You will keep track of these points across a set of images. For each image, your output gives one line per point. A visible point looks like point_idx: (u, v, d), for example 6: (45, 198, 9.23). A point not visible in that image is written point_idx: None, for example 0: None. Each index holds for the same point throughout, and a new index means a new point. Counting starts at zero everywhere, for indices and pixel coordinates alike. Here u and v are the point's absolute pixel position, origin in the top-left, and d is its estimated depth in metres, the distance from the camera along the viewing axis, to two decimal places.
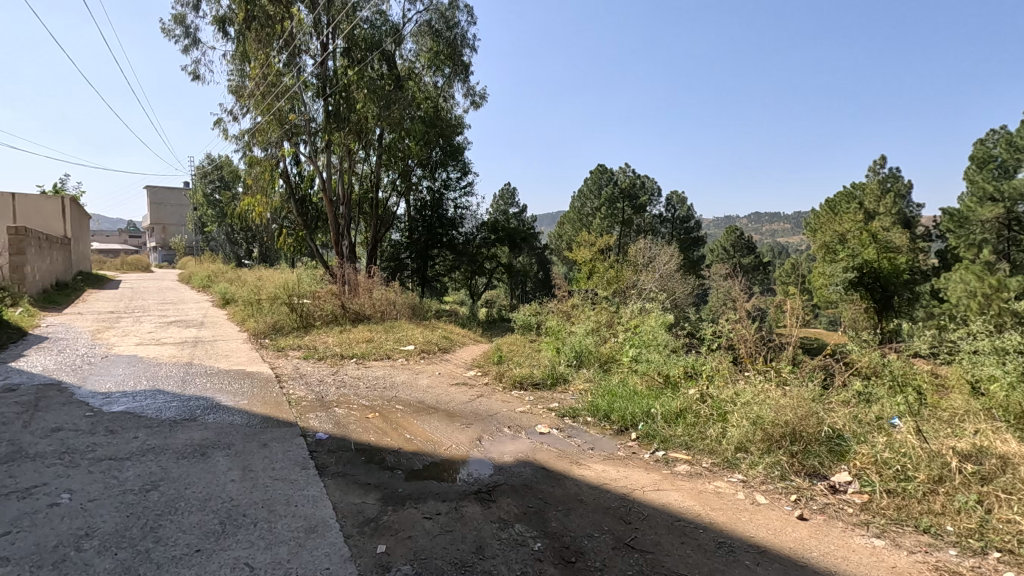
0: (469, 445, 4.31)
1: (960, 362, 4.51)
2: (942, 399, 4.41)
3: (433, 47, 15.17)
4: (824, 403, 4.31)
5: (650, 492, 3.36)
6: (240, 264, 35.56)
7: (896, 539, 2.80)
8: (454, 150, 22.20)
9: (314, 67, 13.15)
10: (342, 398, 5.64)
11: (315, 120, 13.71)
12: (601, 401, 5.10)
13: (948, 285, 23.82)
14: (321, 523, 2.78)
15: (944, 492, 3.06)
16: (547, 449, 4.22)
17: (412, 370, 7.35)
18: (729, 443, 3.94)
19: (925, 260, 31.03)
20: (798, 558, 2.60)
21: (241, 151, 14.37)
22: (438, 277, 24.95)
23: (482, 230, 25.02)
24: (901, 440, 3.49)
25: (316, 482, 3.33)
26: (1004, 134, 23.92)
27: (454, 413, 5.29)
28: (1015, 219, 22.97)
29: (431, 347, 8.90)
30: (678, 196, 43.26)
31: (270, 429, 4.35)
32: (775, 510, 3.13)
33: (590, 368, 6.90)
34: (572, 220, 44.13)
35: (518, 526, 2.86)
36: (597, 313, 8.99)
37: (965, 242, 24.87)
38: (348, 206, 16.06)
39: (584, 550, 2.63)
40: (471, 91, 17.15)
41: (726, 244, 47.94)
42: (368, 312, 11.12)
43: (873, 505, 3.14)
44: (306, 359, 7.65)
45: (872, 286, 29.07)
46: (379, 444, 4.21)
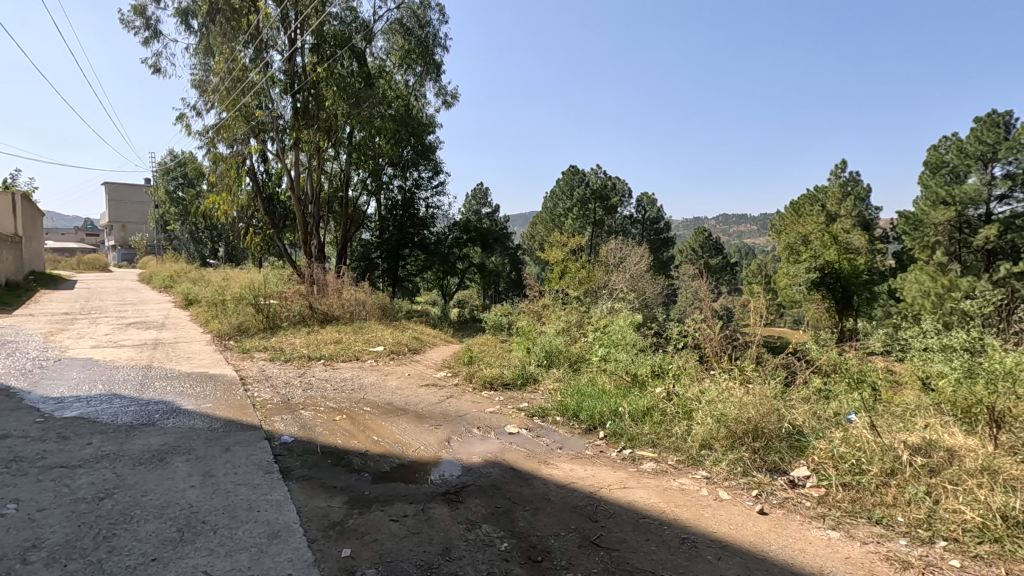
0: (438, 446, 4.29)
1: (912, 359, 4.68)
2: (896, 395, 4.61)
3: (404, 46, 15.13)
4: (785, 399, 4.44)
5: (617, 490, 3.40)
6: (205, 264, 34.64)
7: (850, 530, 2.89)
8: (425, 150, 22.10)
9: (282, 63, 12.89)
10: (309, 400, 5.54)
11: (283, 118, 13.39)
12: (570, 400, 5.14)
13: (904, 285, 24.79)
14: (285, 528, 2.74)
15: (896, 485, 3.19)
16: (515, 449, 4.23)
17: (381, 372, 7.27)
18: (694, 440, 4.02)
19: (882, 261, 32.18)
20: (758, 552, 2.66)
21: (205, 148, 14.00)
22: (410, 277, 24.64)
23: (454, 230, 24.81)
24: (857, 435, 3.63)
25: (280, 486, 3.26)
26: (955, 141, 24.92)
27: (423, 414, 5.25)
28: (965, 223, 24.17)
29: (402, 347, 8.86)
30: (648, 196, 44.28)
31: (234, 432, 4.25)
32: (737, 505, 3.21)
33: (560, 367, 6.95)
34: (544, 220, 44.38)
35: (485, 526, 2.86)
36: (568, 313, 9.04)
37: (920, 243, 25.88)
38: (317, 205, 15.77)
39: (551, 548, 2.64)
40: (443, 90, 17.11)
41: (695, 245, 48.73)
42: (337, 312, 10.98)
43: (829, 498, 3.24)
44: (272, 361, 7.49)
45: (833, 286, 29.62)
46: (346, 447, 4.15)
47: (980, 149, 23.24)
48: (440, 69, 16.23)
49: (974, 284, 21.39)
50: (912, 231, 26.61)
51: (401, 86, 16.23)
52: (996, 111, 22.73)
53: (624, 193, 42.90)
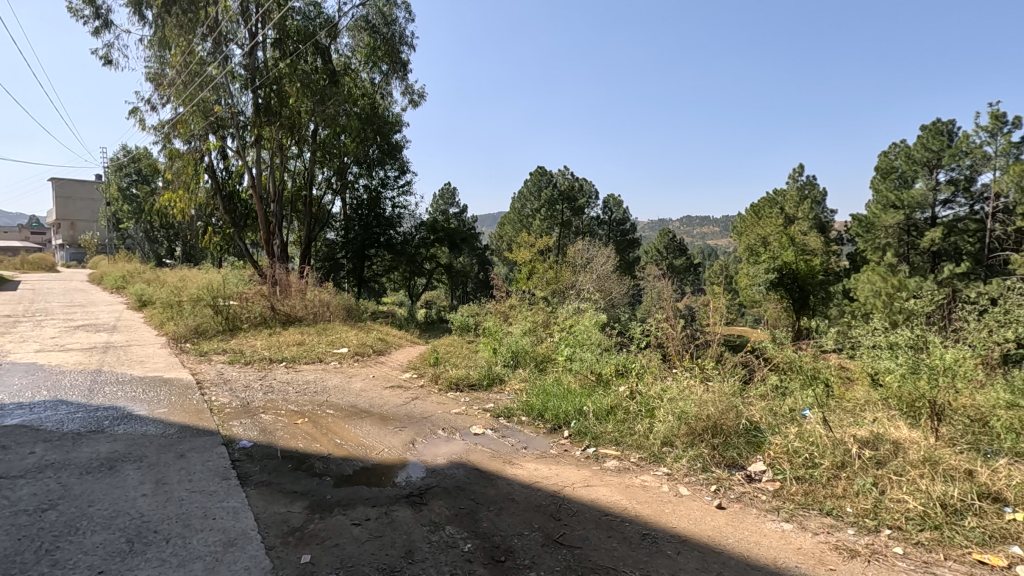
0: (403, 448, 4.25)
1: (863, 356, 4.87)
2: (847, 391, 4.81)
3: (370, 44, 14.90)
4: (743, 397, 4.59)
5: (580, 489, 3.43)
6: (161, 264, 33.42)
7: (802, 522, 3.00)
8: (391, 149, 21.84)
9: (242, 58, 12.53)
10: (269, 404, 5.40)
11: (244, 113, 13.07)
12: (535, 400, 5.17)
13: (857, 285, 25.82)
14: (241, 536, 2.66)
15: (846, 476, 3.32)
16: (480, 450, 4.22)
17: (345, 374, 7.16)
18: (656, 437, 4.10)
19: (837, 262, 33.41)
20: (715, 545, 2.73)
21: (160, 144, 13.51)
22: (376, 277, 24.32)
23: (421, 230, 24.62)
24: (810, 430, 3.75)
25: (237, 493, 3.17)
26: (903, 148, 26.03)
27: (387, 416, 5.19)
28: (914, 225, 25.28)
29: (366, 348, 8.73)
30: (614, 198, 44.97)
31: (189, 438, 4.11)
32: (697, 501, 3.28)
33: (526, 367, 6.98)
34: (511, 221, 44.42)
35: (449, 527, 2.85)
36: (534, 313, 9.08)
37: (872, 245, 27.01)
38: (280, 205, 15.37)
39: (513, 548, 2.65)
40: (409, 89, 16.96)
41: (660, 246, 49.58)
42: (300, 314, 10.75)
43: (783, 492, 3.35)
44: (231, 364, 7.27)
45: (791, 287, 30.95)
46: (307, 451, 4.07)
47: (927, 155, 24.36)
48: (407, 68, 16.06)
49: (921, 284, 22.47)
50: (864, 233, 27.70)
51: (367, 84, 16.02)
52: (940, 119, 23.82)
53: (591, 194, 43.36)
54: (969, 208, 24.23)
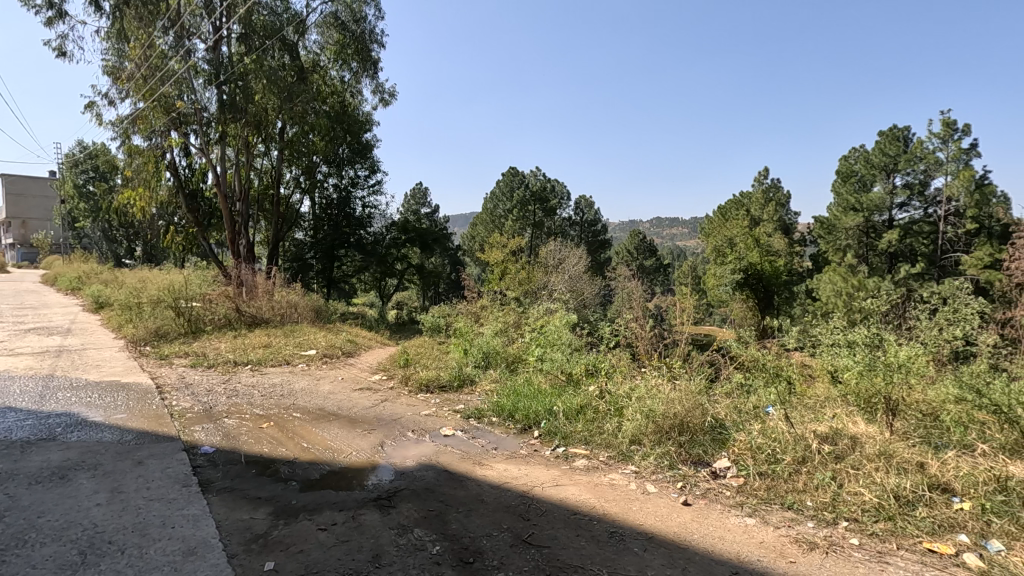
0: (371, 451, 4.20)
1: (823, 354, 5.02)
2: (808, 388, 4.95)
3: (340, 41, 14.66)
4: (709, 395, 4.69)
5: (549, 489, 3.44)
6: (119, 264, 32.25)
7: (764, 516, 3.08)
8: (362, 148, 21.61)
9: (206, 52, 12.21)
10: (233, 408, 5.26)
11: (208, 110, 12.73)
12: (505, 400, 5.18)
13: (820, 285, 26.69)
14: (202, 544, 2.59)
15: (806, 472, 3.42)
16: (450, 452, 4.19)
17: (313, 376, 7.02)
18: (624, 436, 4.15)
19: (800, 263, 34.43)
20: (681, 541, 2.78)
21: (118, 140, 13.04)
22: (346, 278, 23.95)
23: (391, 230, 24.38)
24: (773, 427, 3.86)
25: (198, 500, 3.08)
26: (863, 152, 26.95)
27: (356, 419, 5.11)
28: (872, 228, 26.28)
29: (335, 350, 8.59)
30: (586, 199, 45.33)
31: (148, 444, 3.97)
32: (663, 498, 3.33)
33: (497, 368, 6.99)
34: (484, 221, 44.34)
35: (417, 530, 2.82)
36: (506, 313, 9.09)
37: (833, 246, 27.94)
38: (246, 204, 15.02)
39: (482, 549, 2.64)
40: (380, 88, 16.77)
41: (630, 247, 50.16)
42: (266, 315, 10.50)
43: (747, 487, 3.43)
44: (194, 367, 7.06)
45: (756, 287, 31.78)
46: (272, 455, 3.98)
47: (884, 160, 25.29)
48: (377, 66, 15.86)
49: (879, 284, 23.38)
50: (826, 235, 28.56)
51: (336, 82, 15.70)
52: (897, 126, 24.70)
53: (563, 195, 43.71)
54: (923, 212, 25.22)
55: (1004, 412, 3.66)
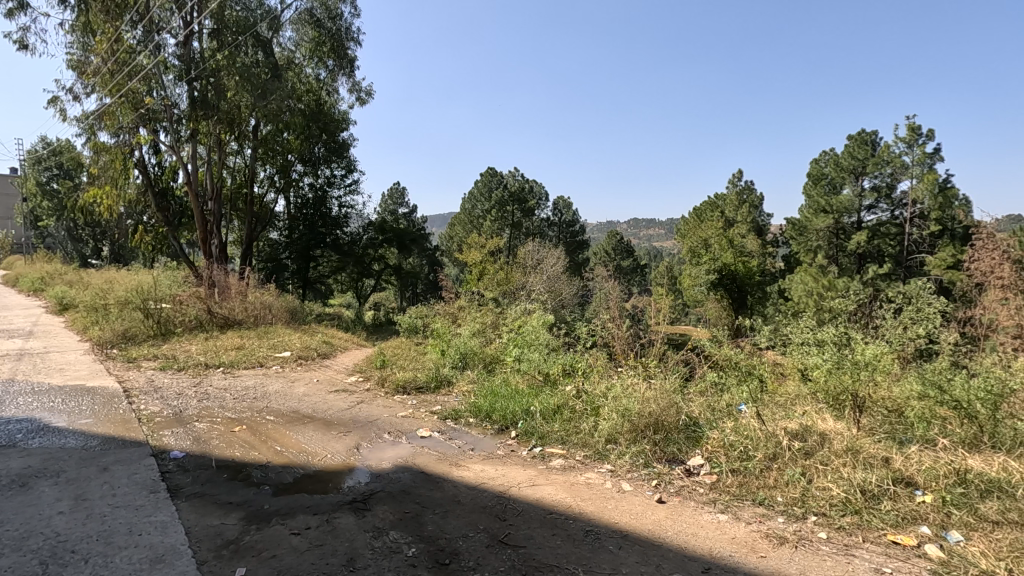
0: (347, 453, 4.15)
1: (794, 352, 5.13)
2: (780, 386, 5.05)
3: (315, 38, 14.44)
4: (684, 393, 4.76)
5: (525, 488, 3.45)
6: (85, 265, 31.22)
7: (736, 512, 3.13)
8: (338, 147, 21.35)
9: (176, 47, 11.93)
10: (204, 411, 5.15)
11: (178, 106, 12.44)
12: (483, 401, 5.17)
13: (792, 285, 27.33)
14: (170, 551, 2.52)
15: (777, 468, 3.50)
16: (427, 453, 4.17)
17: (287, 378, 6.91)
18: (601, 435, 4.17)
19: (773, 263, 35.17)
20: (656, 538, 2.82)
21: (84, 136, 12.65)
22: (322, 279, 23.63)
23: (369, 230, 24.13)
24: (745, 424, 3.93)
25: (166, 506, 3.00)
26: (833, 156, 27.59)
27: (331, 421, 5.05)
28: (842, 230, 26.95)
29: (310, 352, 8.46)
30: (564, 200, 45.57)
31: (115, 450, 3.86)
32: (638, 496, 3.37)
33: (474, 368, 6.98)
34: (462, 221, 44.21)
35: (393, 533, 2.80)
36: (484, 314, 9.08)
37: (804, 247, 28.62)
38: (218, 203, 14.69)
39: (458, 551, 2.63)
40: (357, 86, 16.58)
41: (608, 248, 50.56)
42: (239, 317, 10.28)
43: (720, 484, 3.48)
44: (163, 370, 6.89)
45: (730, 287, 32.14)
46: (244, 459, 3.90)
47: (853, 163, 25.96)
48: (354, 65, 15.66)
49: (848, 284, 24.03)
50: (797, 236, 29.18)
51: (312, 80, 15.39)
52: (865, 130, 25.34)
53: (541, 196, 43.88)
54: (890, 214, 25.91)
55: (964, 407, 3.79)
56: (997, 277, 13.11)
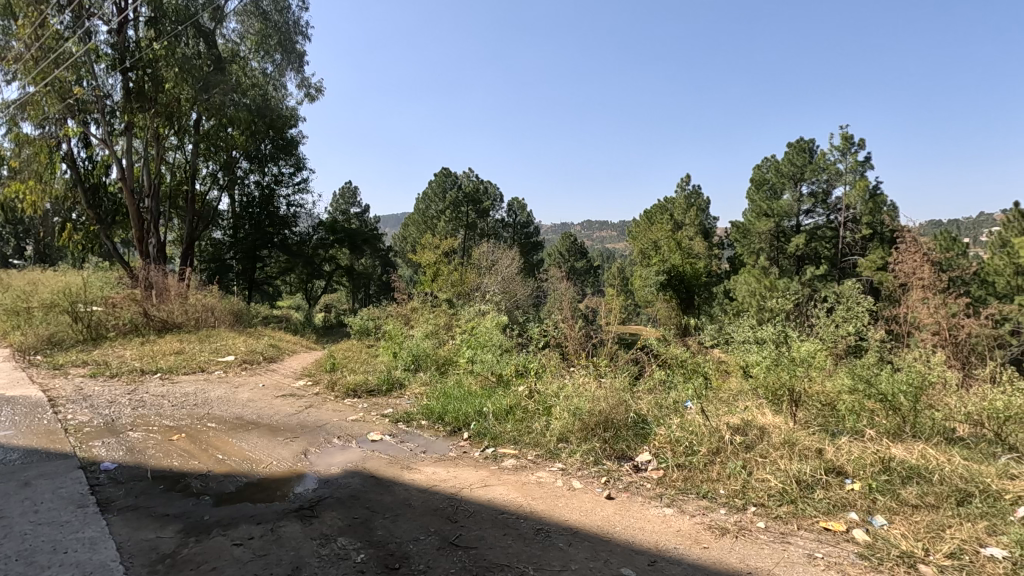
0: (293, 460, 4.03)
1: (736, 350, 5.35)
2: (723, 382, 5.27)
3: (261, 30, 13.93)
4: (633, 391, 4.88)
5: (477, 489, 3.46)
6: (6, 265, 28.98)
7: (681, 506, 3.24)
8: (287, 144, 20.70)
9: (109, 36, 11.34)
10: (139, 420, 4.88)
11: (111, 97, 11.89)
12: (435, 403, 5.13)
13: (736, 286, 28.50)
14: (100, 568, 2.38)
15: (720, 461, 3.64)
16: (377, 457, 4.09)
17: (230, 384, 6.64)
18: (552, 434, 4.23)
19: (719, 265, 36.53)
20: (604, 534, 2.87)
21: (3, 126, 11.77)
22: (270, 280, 22.85)
23: (319, 230, 23.56)
24: (690, 420, 4.08)
25: (95, 521, 2.82)
26: (773, 162, 28.85)
27: (277, 427, 4.89)
28: (782, 233, 28.25)
29: (255, 356, 8.16)
30: (518, 201, 45.79)
31: (38, 463, 3.61)
32: (588, 493, 3.43)
33: (427, 371, 6.91)
34: (415, 221, 43.67)
35: (341, 539, 2.74)
36: (436, 316, 8.99)
37: (748, 250, 29.86)
38: (156, 200, 13.96)
39: (409, 554, 2.61)
40: (305, 82, 16.10)
41: (562, 249, 51.17)
42: (179, 320, 9.79)
43: (666, 478, 3.59)
44: (94, 377, 6.48)
45: (678, 288, 33.11)
46: (183, 469, 3.73)
47: (792, 169, 27.26)
48: (303, 60, 15.15)
49: (787, 284, 25.28)
50: (741, 239, 30.39)
51: (258, 75, 14.50)
52: (804, 138, 26.66)
53: (495, 197, 43.94)
54: (826, 218, 27.33)
55: (889, 400, 4.03)
56: (918, 279, 14.12)
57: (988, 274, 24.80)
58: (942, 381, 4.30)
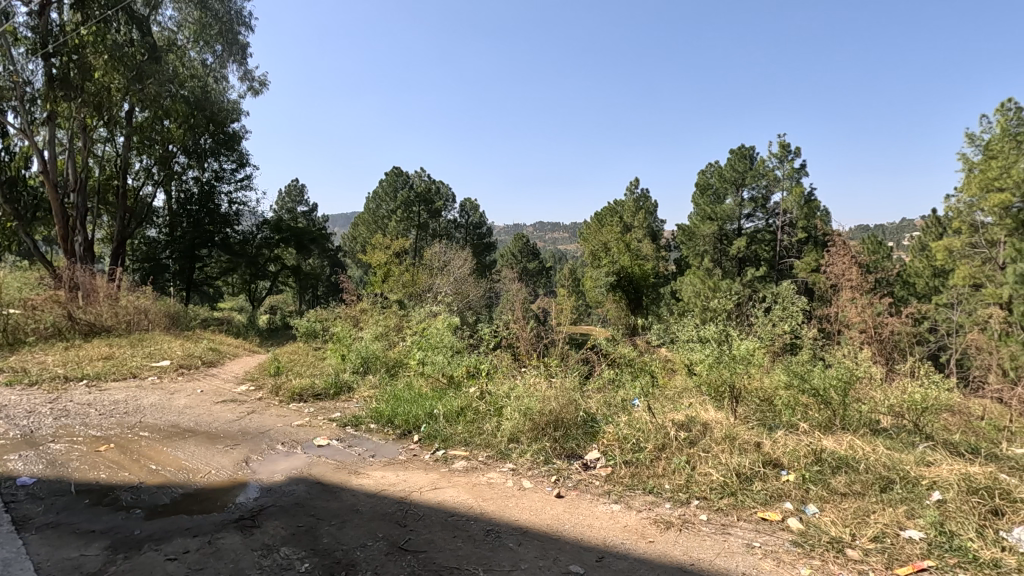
0: (234, 468, 3.86)
1: (681, 348, 5.53)
2: (669, 380, 5.44)
3: (200, 19, 13.26)
4: (583, 390, 4.96)
5: (427, 492, 3.42)
6: None
7: (628, 502, 3.31)
8: (229, 139, 19.82)
9: (28, 17, 10.52)
10: (62, 431, 4.54)
11: (32, 84, 11.05)
12: (384, 406, 5.03)
13: (682, 287, 29.44)
14: None
15: (665, 457, 3.74)
16: (324, 463, 3.98)
17: (165, 390, 6.29)
18: (503, 435, 4.24)
19: (665, 266, 37.64)
20: (553, 533, 2.90)
21: None
22: (210, 281, 21.82)
23: (263, 229, 22.70)
24: (638, 418, 4.18)
25: (10, 542, 2.61)
26: (717, 168, 29.93)
27: (217, 435, 4.67)
28: (725, 236, 29.41)
29: (193, 361, 7.76)
30: (470, 201, 45.59)
31: None
32: (538, 492, 3.46)
33: (376, 373, 6.78)
34: (365, 221, 42.71)
35: (284, 549, 2.65)
36: (386, 317, 8.82)
37: (693, 252, 30.92)
38: (83, 196, 13.07)
39: (355, 561, 2.55)
40: (248, 75, 15.50)
41: (514, 250, 51.34)
42: (108, 323, 9.19)
43: (614, 475, 3.66)
44: (10, 386, 6.00)
45: (627, 289, 33.90)
46: (111, 482, 3.50)
47: (734, 175, 28.37)
48: (246, 52, 14.57)
49: (729, 285, 26.36)
50: (687, 241, 31.41)
51: (197, 65, 14.09)
52: (745, 145, 27.78)
53: (447, 198, 43.63)
54: (765, 222, 28.62)
55: (822, 395, 4.26)
56: (848, 280, 15.02)
57: (909, 275, 26.72)
58: (868, 376, 4.59)
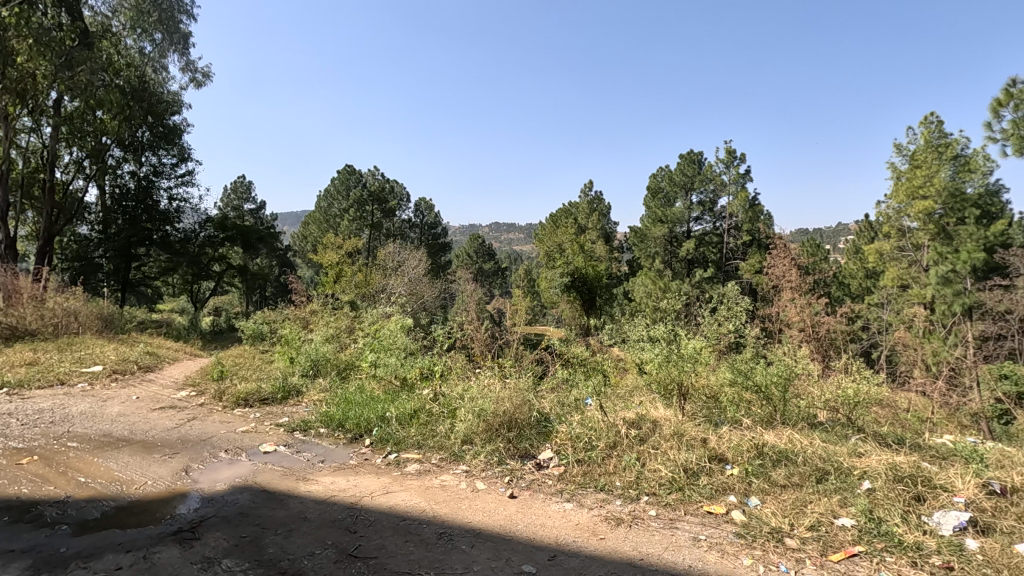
0: (172, 478, 3.67)
1: (632, 347, 5.66)
2: (620, 380, 5.54)
3: (136, 5, 12.40)
4: (536, 390, 5.00)
5: (378, 497, 3.35)
6: None
7: (580, 500, 3.36)
8: (169, 132, 18.83)
9: None
10: None
11: None
12: (335, 410, 4.91)
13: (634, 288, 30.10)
14: None
15: (616, 455, 3.81)
16: (270, 470, 3.85)
17: (97, 397, 5.92)
18: (457, 436, 4.21)
19: (618, 267, 38.33)
20: (506, 533, 2.90)
21: None
22: (148, 281, 20.70)
23: (206, 227, 21.71)
24: (590, 417, 4.24)
25: None
26: (667, 172, 30.70)
27: (153, 443, 4.43)
28: (674, 238, 30.30)
29: (128, 366, 7.34)
30: (425, 201, 45.15)
31: None
32: (491, 493, 3.46)
33: (327, 376, 6.62)
34: (316, 220, 41.58)
35: (225, 561, 2.54)
36: (338, 318, 8.62)
37: (644, 253, 31.68)
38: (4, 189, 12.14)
39: (302, 571, 2.47)
40: (190, 66, 14.82)
41: (469, 250, 51.17)
42: (33, 326, 8.57)
43: (567, 474, 3.70)
44: None
45: (581, 289, 33.35)
46: (34, 497, 3.26)
47: (684, 179, 29.21)
48: (188, 42, 13.92)
49: (679, 286, 27.13)
50: (638, 243, 32.13)
51: (133, 53, 13.43)
52: (693, 150, 28.65)
53: (401, 197, 43.06)
54: (712, 225, 29.62)
55: (763, 391, 4.44)
56: (788, 281, 15.78)
57: (844, 277, 28.31)
58: (806, 373, 4.82)
